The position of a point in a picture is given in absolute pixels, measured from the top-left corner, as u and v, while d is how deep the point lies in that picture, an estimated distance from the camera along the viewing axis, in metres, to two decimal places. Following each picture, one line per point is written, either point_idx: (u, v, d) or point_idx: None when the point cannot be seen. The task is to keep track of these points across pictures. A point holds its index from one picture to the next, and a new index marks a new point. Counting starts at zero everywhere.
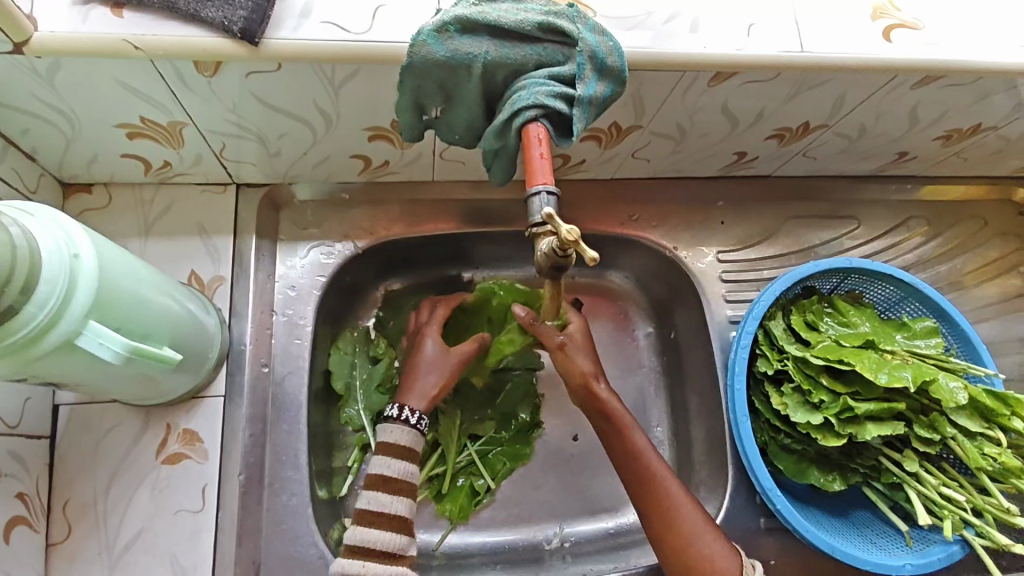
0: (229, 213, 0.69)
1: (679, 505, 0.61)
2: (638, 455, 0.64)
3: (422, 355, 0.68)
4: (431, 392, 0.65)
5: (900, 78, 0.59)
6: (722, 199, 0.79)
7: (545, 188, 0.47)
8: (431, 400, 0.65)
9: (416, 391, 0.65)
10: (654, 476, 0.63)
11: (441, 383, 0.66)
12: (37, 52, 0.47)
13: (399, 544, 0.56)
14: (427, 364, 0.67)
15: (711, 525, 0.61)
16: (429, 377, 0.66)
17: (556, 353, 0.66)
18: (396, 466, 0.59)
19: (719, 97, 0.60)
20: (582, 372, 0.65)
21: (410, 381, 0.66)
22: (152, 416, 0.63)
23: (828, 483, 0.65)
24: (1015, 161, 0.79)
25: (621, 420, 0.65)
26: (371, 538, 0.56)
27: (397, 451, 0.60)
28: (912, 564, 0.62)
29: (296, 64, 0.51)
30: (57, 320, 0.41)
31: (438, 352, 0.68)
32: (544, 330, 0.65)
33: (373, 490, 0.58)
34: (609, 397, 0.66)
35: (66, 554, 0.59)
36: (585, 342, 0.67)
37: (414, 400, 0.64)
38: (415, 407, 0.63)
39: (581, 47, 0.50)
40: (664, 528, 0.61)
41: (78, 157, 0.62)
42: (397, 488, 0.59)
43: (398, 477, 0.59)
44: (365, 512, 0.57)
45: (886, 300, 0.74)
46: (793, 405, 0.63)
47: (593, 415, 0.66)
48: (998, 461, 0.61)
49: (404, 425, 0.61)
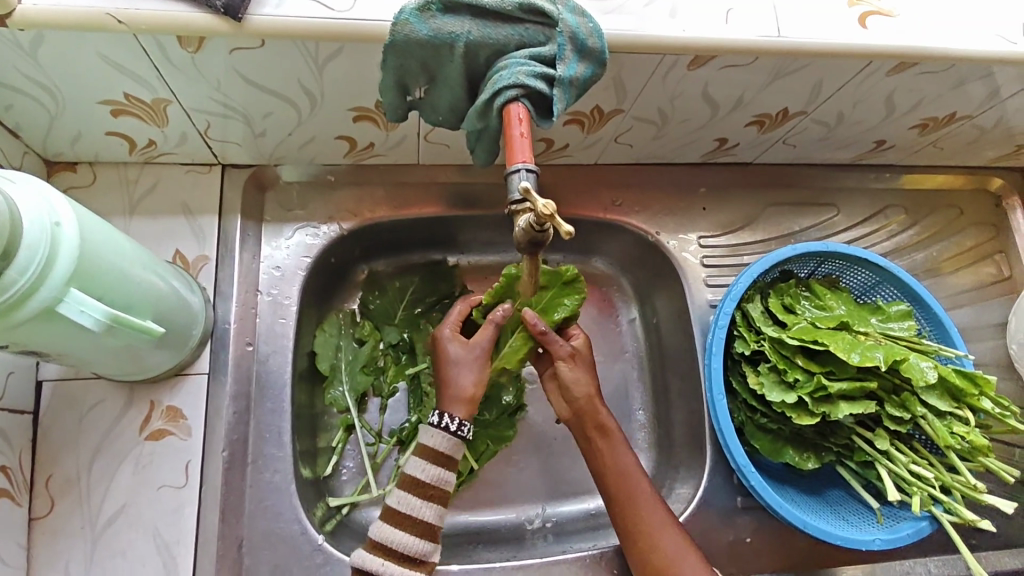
0: (215, 193, 0.69)
1: (660, 526, 0.62)
2: (624, 474, 0.64)
3: (452, 355, 0.63)
4: (471, 395, 0.61)
5: (876, 65, 0.60)
6: (704, 186, 0.81)
7: (525, 165, 0.47)
8: (471, 403, 0.60)
9: (457, 397, 0.60)
10: (638, 496, 0.63)
11: (480, 381, 0.62)
12: (20, 25, 0.47)
13: (421, 550, 0.55)
14: (459, 361, 0.62)
15: (693, 547, 0.61)
16: (466, 377, 0.61)
17: (562, 362, 0.65)
18: (431, 471, 0.57)
19: (700, 81, 0.61)
20: (587, 389, 0.65)
21: (448, 387, 0.61)
22: (135, 393, 0.63)
23: (802, 462, 0.66)
24: (990, 151, 0.80)
25: (612, 438, 0.65)
26: (394, 540, 0.55)
27: (435, 456, 0.57)
28: (881, 539, 0.63)
29: (280, 41, 0.51)
30: (37, 286, 0.42)
31: (466, 349, 0.63)
32: (554, 341, 0.64)
33: (403, 491, 0.56)
34: (606, 417, 0.65)
35: (48, 529, 0.60)
36: (589, 357, 0.67)
37: (455, 406, 0.60)
38: (460, 415, 0.59)
39: (561, 27, 0.51)
40: (644, 547, 0.61)
41: (62, 135, 0.62)
42: (429, 494, 0.56)
43: (432, 482, 0.56)
44: (393, 512, 0.56)
45: (862, 285, 0.76)
46: (769, 384, 0.65)
47: (582, 430, 0.66)
48: (967, 440, 0.62)
49: (443, 433, 0.58)
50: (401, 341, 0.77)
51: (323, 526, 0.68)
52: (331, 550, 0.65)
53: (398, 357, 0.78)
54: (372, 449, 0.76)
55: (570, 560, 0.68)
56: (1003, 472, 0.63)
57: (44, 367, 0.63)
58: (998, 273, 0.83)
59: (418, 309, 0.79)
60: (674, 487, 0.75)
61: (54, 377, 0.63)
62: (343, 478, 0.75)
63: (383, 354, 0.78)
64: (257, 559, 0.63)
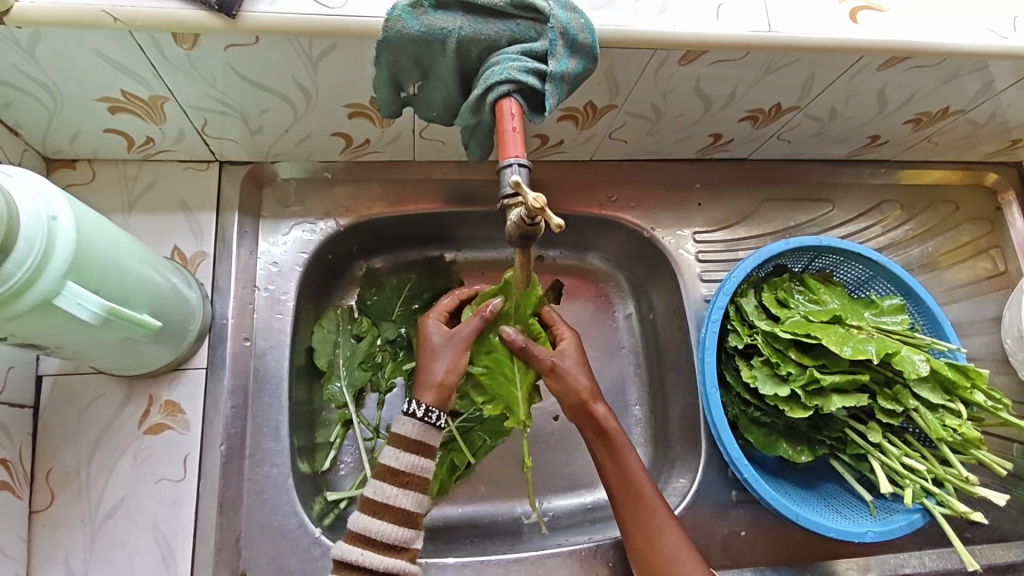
0: (213, 190, 0.70)
1: (661, 527, 0.62)
2: (628, 475, 0.64)
3: (432, 344, 0.62)
4: (443, 382, 0.59)
5: (866, 60, 0.60)
6: (699, 181, 0.81)
7: (516, 160, 0.47)
8: (441, 390, 0.59)
9: (429, 383, 0.59)
10: (641, 498, 0.63)
11: (453, 368, 0.60)
12: (18, 23, 0.48)
13: (402, 538, 0.54)
14: (437, 350, 0.61)
15: (691, 547, 0.62)
16: (440, 364, 0.60)
17: (548, 377, 0.63)
18: (406, 459, 0.56)
19: (691, 77, 0.62)
20: (583, 390, 0.64)
21: (423, 373, 0.60)
22: (135, 388, 0.64)
23: (796, 455, 0.67)
24: (986, 146, 0.80)
25: (616, 441, 0.64)
26: (374, 529, 0.53)
27: (408, 445, 0.56)
28: (874, 532, 0.63)
29: (273, 37, 0.52)
30: (35, 278, 0.43)
31: (446, 337, 0.62)
32: (534, 355, 0.62)
33: (380, 480, 0.55)
34: (607, 418, 0.64)
35: (48, 521, 0.61)
36: (577, 362, 0.65)
37: (426, 392, 0.59)
38: (428, 401, 0.58)
39: (552, 24, 0.51)
40: (644, 548, 0.62)
41: (61, 132, 0.63)
42: (406, 482, 0.55)
43: (407, 470, 0.55)
44: (370, 501, 0.55)
45: (856, 280, 0.76)
46: (762, 378, 0.65)
47: (587, 432, 0.65)
48: (959, 432, 0.63)
49: (412, 420, 0.57)
50: (398, 336, 0.78)
51: (320, 520, 0.69)
52: (328, 542, 0.65)
53: (395, 353, 0.78)
54: (370, 443, 0.77)
55: (566, 553, 0.69)
56: (996, 465, 0.64)
57: (45, 361, 0.63)
58: (994, 267, 0.83)
59: (415, 305, 0.79)
60: (670, 481, 0.76)
61: (54, 372, 0.63)
62: (341, 472, 0.76)
63: (381, 350, 0.78)
64: (255, 552, 0.63)
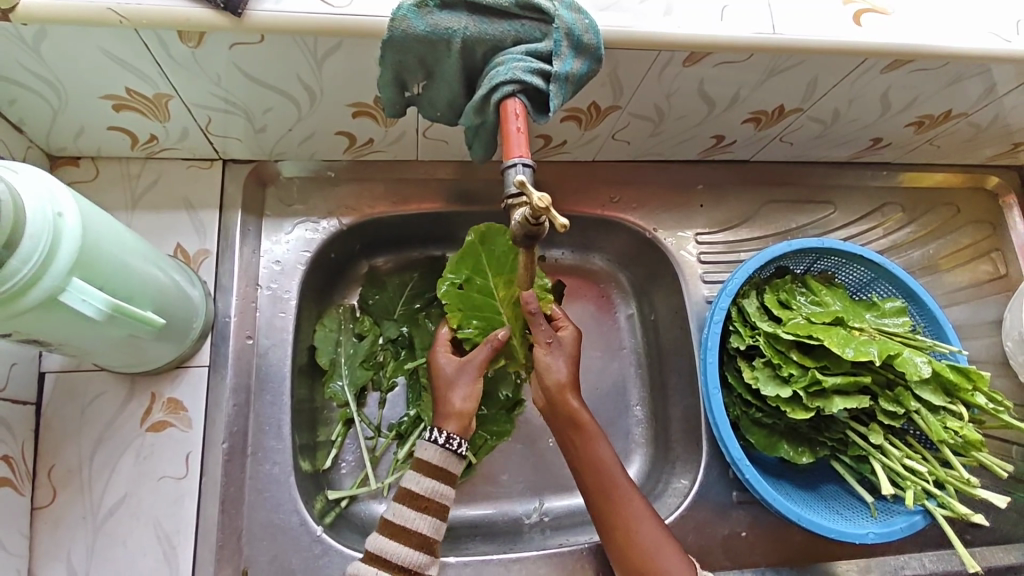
0: (216, 188, 0.70)
1: (639, 521, 0.61)
2: (599, 466, 0.63)
3: (446, 373, 0.64)
4: (462, 410, 0.60)
5: (871, 62, 0.60)
6: (701, 182, 0.81)
7: (521, 160, 0.47)
8: (463, 418, 0.60)
9: (449, 412, 0.60)
10: (617, 491, 0.62)
11: (470, 396, 0.62)
12: (23, 19, 0.48)
13: (417, 563, 0.54)
14: (452, 380, 0.63)
15: (672, 543, 0.61)
16: (456, 395, 0.61)
17: (539, 348, 0.64)
18: (426, 484, 0.56)
19: (695, 77, 0.62)
20: (560, 378, 0.64)
21: (441, 402, 0.62)
22: (136, 385, 0.64)
23: (797, 456, 0.67)
24: (987, 149, 0.80)
25: (588, 432, 0.64)
26: (390, 551, 0.54)
27: (430, 470, 0.56)
28: (875, 533, 0.64)
29: (279, 36, 0.52)
30: (41, 275, 0.43)
31: (458, 367, 0.64)
32: (537, 328, 0.63)
33: (398, 503, 0.56)
34: (581, 410, 0.64)
35: (49, 519, 0.60)
36: (570, 351, 0.66)
37: (447, 421, 0.60)
38: (450, 429, 0.59)
39: (558, 24, 0.51)
40: (622, 541, 0.61)
41: (66, 129, 0.63)
42: (424, 506, 0.55)
43: (426, 495, 0.55)
44: (388, 522, 0.55)
45: (857, 282, 0.76)
46: (764, 379, 0.66)
47: (559, 423, 0.65)
48: (960, 434, 0.63)
49: (433, 445, 0.57)
50: (400, 336, 0.78)
51: (321, 518, 0.69)
52: (330, 541, 0.65)
53: (397, 352, 0.78)
54: (371, 443, 0.77)
55: (565, 553, 0.69)
56: (995, 467, 0.64)
57: (47, 358, 0.63)
58: (995, 270, 0.84)
59: (418, 304, 0.79)
60: (671, 482, 0.76)
61: (56, 368, 0.63)
62: (342, 471, 0.76)
63: (382, 349, 0.78)
64: (256, 550, 0.64)
